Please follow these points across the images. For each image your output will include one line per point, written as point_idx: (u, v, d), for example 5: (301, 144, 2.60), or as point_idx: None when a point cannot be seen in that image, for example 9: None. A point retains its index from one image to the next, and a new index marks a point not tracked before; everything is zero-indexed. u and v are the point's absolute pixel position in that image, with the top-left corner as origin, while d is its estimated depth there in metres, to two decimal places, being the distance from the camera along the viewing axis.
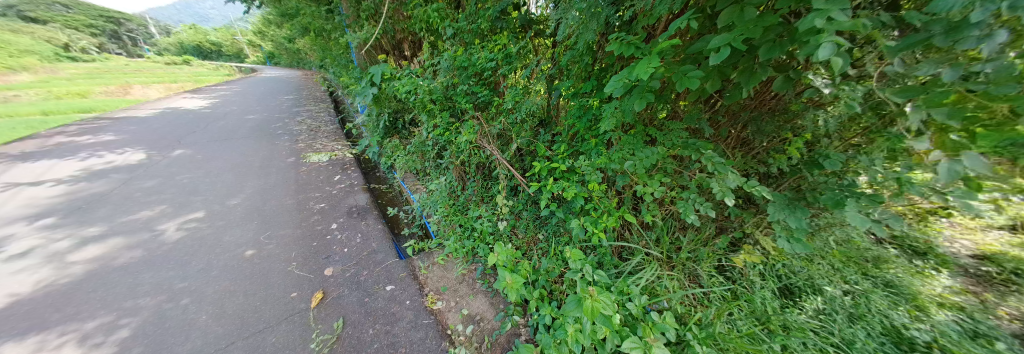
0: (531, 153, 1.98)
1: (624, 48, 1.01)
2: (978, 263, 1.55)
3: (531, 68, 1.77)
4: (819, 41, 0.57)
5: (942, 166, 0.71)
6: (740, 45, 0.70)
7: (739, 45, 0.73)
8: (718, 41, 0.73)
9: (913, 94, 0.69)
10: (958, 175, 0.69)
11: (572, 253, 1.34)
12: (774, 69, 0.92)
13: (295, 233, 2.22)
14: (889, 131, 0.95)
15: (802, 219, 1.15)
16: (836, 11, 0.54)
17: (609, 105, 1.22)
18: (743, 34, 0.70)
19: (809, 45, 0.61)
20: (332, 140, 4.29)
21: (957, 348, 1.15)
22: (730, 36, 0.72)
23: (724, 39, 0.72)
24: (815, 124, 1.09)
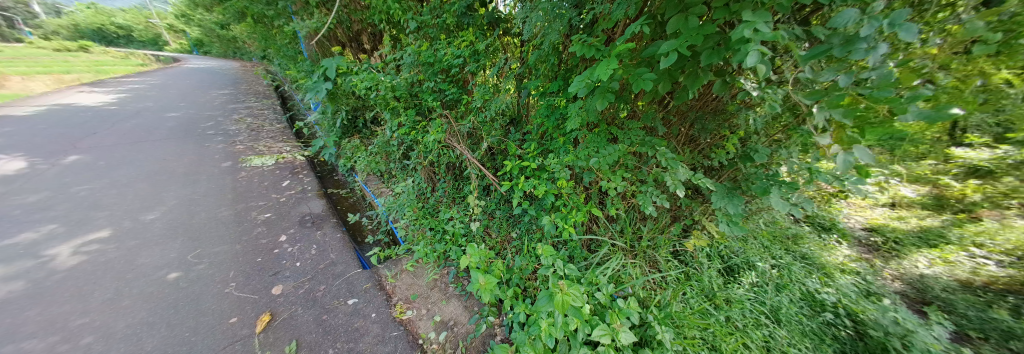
0: (502, 152, 1.97)
1: (585, 50, 1.05)
2: (868, 235, 2.18)
3: (497, 67, 1.75)
4: (747, 50, 0.64)
5: (840, 157, 0.85)
6: (686, 50, 0.76)
7: (684, 51, 0.79)
8: (667, 46, 0.78)
9: (819, 96, 0.81)
10: (852, 164, 0.83)
11: (543, 249, 1.36)
12: (714, 73, 1.02)
13: (234, 249, 1.94)
14: (801, 128, 1.10)
15: (739, 205, 1.31)
16: (761, 23, 0.62)
17: (574, 105, 1.26)
18: (686, 41, 0.76)
19: (739, 53, 0.68)
20: (279, 141, 3.85)
21: (855, 306, 1.42)
22: (676, 42, 0.78)
23: (672, 44, 0.78)
24: (747, 122, 1.24)
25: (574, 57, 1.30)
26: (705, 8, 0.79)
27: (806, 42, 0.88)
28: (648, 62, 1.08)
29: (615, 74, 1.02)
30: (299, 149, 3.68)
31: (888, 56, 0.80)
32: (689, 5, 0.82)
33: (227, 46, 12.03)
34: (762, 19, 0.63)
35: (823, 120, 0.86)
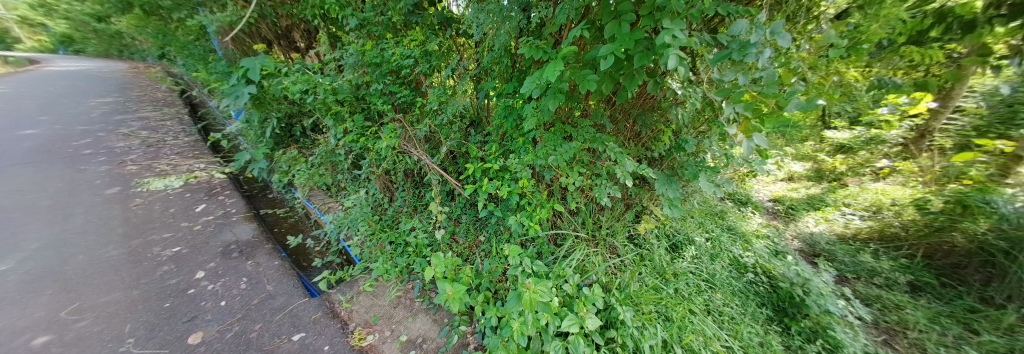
0: (464, 155, 1.92)
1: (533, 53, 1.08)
2: (774, 204, 2.91)
3: (448, 68, 1.70)
4: (668, 53, 0.74)
5: (745, 144, 1.03)
6: (621, 54, 0.84)
7: (620, 54, 0.87)
8: (605, 50, 0.85)
9: (726, 94, 0.97)
10: (754, 149, 1.00)
11: (509, 250, 1.36)
12: (648, 75, 1.14)
13: (132, 297, 1.48)
14: (717, 121, 1.30)
15: (676, 189, 1.50)
16: (676, 31, 0.71)
17: (530, 105, 1.29)
18: (622, 45, 0.84)
19: (663, 56, 0.77)
20: (189, 156, 3.18)
21: (768, 264, 1.79)
22: (613, 46, 0.85)
23: (610, 48, 0.85)
24: (677, 117, 1.41)
25: (525, 58, 1.33)
26: (634, 15, 0.87)
27: (715, 47, 1.04)
28: (592, 64, 1.15)
29: (563, 76, 1.07)
30: (218, 165, 3.10)
31: (773, 59, 0.99)
32: (621, 12, 0.90)
33: (106, 43, 9.61)
34: (679, 27, 0.73)
35: (733, 113, 1.02)
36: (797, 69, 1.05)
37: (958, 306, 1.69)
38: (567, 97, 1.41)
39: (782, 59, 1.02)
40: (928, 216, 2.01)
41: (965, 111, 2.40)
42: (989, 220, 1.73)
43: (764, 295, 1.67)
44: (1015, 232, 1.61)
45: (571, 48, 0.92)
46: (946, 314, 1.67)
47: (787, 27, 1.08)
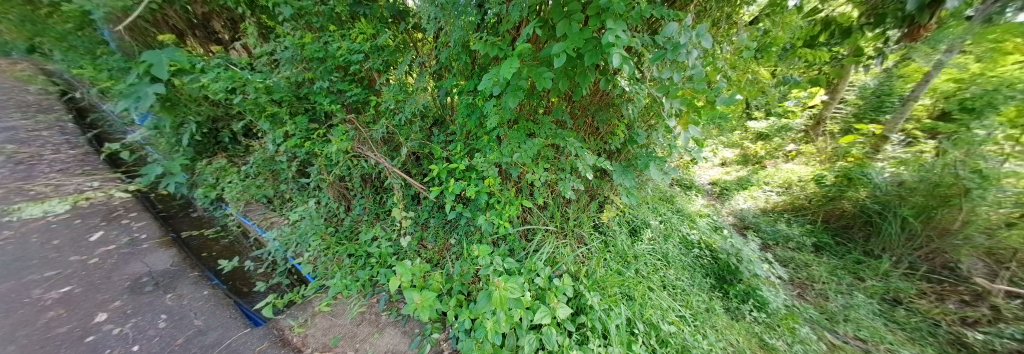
0: (427, 156, 1.83)
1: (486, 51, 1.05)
2: (711, 186, 3.30)
3: (402, 65, 1.60)
4: (613, 53, 0.77)
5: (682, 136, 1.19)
6: (572, 52, 0.85)
7: (572, 52, 0.88)
8: (557, 48, 0.86)
9: (666, 90, 1.06)
10: (688, 141, 1.17)
11: (478, 250, 1.33)
12: (599, 73, 1.19)
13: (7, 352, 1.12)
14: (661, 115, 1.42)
15: (631, 179, 1.61)
16: (618, 32, 0.75)
17: (490, 103, 1.27)
18: (573, 43, 0.86)
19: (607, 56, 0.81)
20: (75, 173, 2.55)
21: (709, 239, 2.04)
22: (564, 45, 0.86)
23: (561, 47, 0.86)
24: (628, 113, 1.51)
25: (482, 55, 1.30)
26: (583, 15, 0.89)
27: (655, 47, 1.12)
28: (545, 62, 1.16)
29: (519, 73, 1.07)
30: (118, 182, 2.49)
31: (701, 58, 1.11)
32: (570, 12, 0.92)
33: None
34: (620, 28, 0.77)
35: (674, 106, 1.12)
36: (720, 67, 1.20)
37: (850, 259, 2.14)
38: (526, 95, 1.42)
39: (709, 59, 1.16)
40: (824, 189, 2.48)
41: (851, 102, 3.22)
42: (867, 190, 2.24)
43: (707, 266, 1.91)
44: (884, 197, 2.15)
45: (525, 45, 0.91)
46: (841, 267, 2.09)
47: (711, 30, 1.22)
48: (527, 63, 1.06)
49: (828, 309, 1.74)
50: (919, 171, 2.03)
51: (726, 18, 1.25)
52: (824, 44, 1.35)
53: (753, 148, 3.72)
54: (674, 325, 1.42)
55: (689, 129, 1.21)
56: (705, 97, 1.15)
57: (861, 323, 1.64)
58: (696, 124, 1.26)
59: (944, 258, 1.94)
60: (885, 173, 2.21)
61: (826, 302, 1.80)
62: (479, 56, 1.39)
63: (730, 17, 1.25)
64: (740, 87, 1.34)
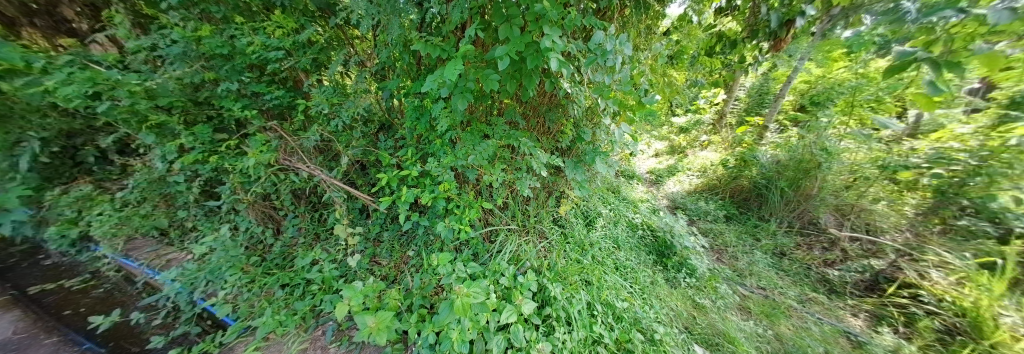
0: (374, 164, 1.67)
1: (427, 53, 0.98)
2: (648, 175, 3.71)
3: (332, 64, 1.43)
4: (550, 57, 0.80)
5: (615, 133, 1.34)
6: (515, 56, 0.85)
7: (515, 56, 0.88)
8: (500, 51, 0.84)
9: (602, 91, 1.14)
10: (622, 136, 1.31)
11: (438, 260, 1.25)
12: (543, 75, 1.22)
13: None
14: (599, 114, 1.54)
15: (581, 173, 1.68)
16: (553, 39, 0.79)
17: (438, 105, 1.20)
18: (515, 47, 0.85)
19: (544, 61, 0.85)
20: None
21: (650, 220, 2.29)
22: (507, 48, 0.85)
23: (504, 50, 0.85)
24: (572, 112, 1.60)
25: (425, 55, 1.22)
26: (522, 20, 0.89)
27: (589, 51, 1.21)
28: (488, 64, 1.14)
29: (466, 76, 1.02)
30: None
31: (627, 63, 1.25)
32: (510, 15, 0.91)
33: None
34: (556, 35, 0.81)
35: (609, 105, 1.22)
36: (643, 70, 1.35)
37: (750, 224, 2.62)
38: (473, 98, 1.38)
39: (634, 64, 1.29)
40: (729, 170, 2.98)
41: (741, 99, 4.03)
42: (756, 168, 2.76)
43: (649, 244, 2.14)
44: (768, 173, 2.67)
45: (470, 47, 0.87)
46: (745, 231, 2.55)
47: (638, 37, 1.37)
48: (473, 67, 1.02)
49: (738, 266, 2.12)
50: (789, 151, 2.61)
51: (648, 28, 1.42)
52: (719, 53, 1.67)
53: (679, 140, 4.31)
54: (627, 301, 1.55)
55: (622, 125, 1.33)
56: (633, 98, 1.29)
57: (760, 275, 2.04)
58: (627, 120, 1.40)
59: (810, 216, 2.50)
60: (768, 154, 2.78)
61: (736, 261, 2.18)
62: (419, 57, 1.30)
63: (650, 28, 1.41)
64: (663, 87, 1.55)
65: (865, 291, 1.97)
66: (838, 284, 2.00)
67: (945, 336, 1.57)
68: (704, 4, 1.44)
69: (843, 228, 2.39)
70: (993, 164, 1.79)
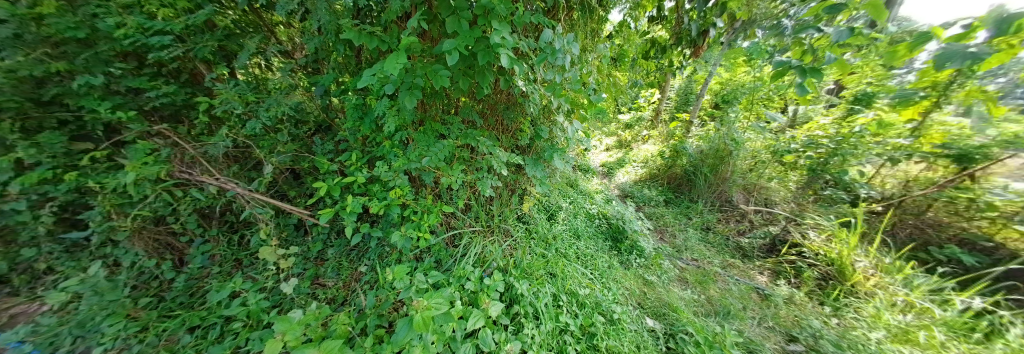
0: (310, 171, 1.46)
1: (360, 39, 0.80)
2: (601, 167, 3.97)
3: (241, 54, 1.18)
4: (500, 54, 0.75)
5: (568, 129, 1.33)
6: (465, 52, 0.78)
7: (464, 52, 0.81)
8: (448, 45, 0.75)
9: (554, 89, 1.16)
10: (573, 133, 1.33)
11: (394, 274, 1.12)
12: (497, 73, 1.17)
13: None
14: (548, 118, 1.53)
15: (541, 171, 1.65)
16: (504, 35, 0.76)
17: (382, 104, 1.04)
18: (464, 42, 0.78)
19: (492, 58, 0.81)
20: None
21: (605, 209, 2.44)
22: (456, 42, 0.77)
23: (453, 43, 0.77)
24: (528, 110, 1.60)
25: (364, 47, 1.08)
26: (471, 13, 0.83)
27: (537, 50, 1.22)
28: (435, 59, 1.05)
29: (412, 70, 0.89)
30: None
31: (575, 63, 1.29)
32: (458, 8, 0.84)
33: None
34: (506, 30, 0.78)
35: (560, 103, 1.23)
36: (592, 69, 1.41)
37: (681, 206, 2.97)
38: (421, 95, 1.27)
39: (582, 64, 1.34)
40: (665, 160, 3.31)
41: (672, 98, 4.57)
42: (686, 158, 3.10)
43: (605, 231, 2.28)
44: (694, 161, 3.04)
45: (414, 38, 0.76)
46: (679, 212, 2.87)
47: (586, 38, 1.43)
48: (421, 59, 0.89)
49: (677, 243, 2.39)
50: (708, 141, 3.01)
51: (594, 31, 1.49)
52: (654, 57, 1.85)
53: (624, 135, 4.69)
54: (588, 287, 1.62)
55: (574, 122, 1.36)
56: (583, 96, 1.33)
57: (694, 249, 2.32)
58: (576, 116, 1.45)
59: (726, 194, 2.93)
60: (693, 144, 3.15)
61: (675, 239, 2.45)
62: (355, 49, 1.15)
63: (596, 31, 1.49)
64: (609, 87, 1.65)
65: (766, 253, 2.37)
66: (749, 250, 2.38)
67: (825, 282, 1.98)
68: (640, 12, 1.58)
69: (748, 202, 2.86)
70: (845, 147, 2.32)
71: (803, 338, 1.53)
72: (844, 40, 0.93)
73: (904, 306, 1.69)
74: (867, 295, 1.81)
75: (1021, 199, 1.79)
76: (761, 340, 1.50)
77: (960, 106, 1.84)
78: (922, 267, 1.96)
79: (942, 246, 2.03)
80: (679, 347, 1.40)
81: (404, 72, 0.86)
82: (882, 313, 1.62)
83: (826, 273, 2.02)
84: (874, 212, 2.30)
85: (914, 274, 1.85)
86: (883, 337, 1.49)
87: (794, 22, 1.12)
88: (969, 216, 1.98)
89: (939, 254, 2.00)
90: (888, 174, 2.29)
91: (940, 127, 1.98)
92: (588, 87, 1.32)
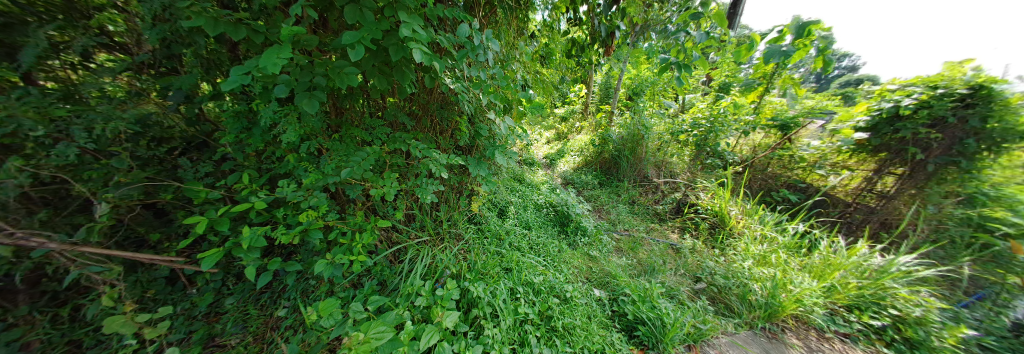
0: (180, 204, 1.08)
1: (223, 26, 0.61)
2: (542, 158, 4.17)
3: (27, 50, 0.80)
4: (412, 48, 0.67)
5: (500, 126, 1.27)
6: (371, 46, 0.67)
7: (370, 45, 0.69)
8: (347, 37, 0.63)
9: (480, 86, 1.11)
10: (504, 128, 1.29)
11: (319, 311, 0.94)
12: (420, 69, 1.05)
13: None
14: (480, 117, 1.46)
15: (485, 169, 1.56)
16: (415, 26, 0.67)
17: (270, 108, 0.82)
18: (369, 33, 0.66)
19: (404, 54, 0.71)
20: None
21: (551, 198, 2.57)
22: (358, 34, 0.65)
23: (354, 35, 0.65)
24: (460, 109, 1.53)
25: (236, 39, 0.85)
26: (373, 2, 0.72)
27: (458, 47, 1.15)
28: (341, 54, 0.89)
29: (303, 66, 0.71)
30: None
31: (499, 61, 1.28)
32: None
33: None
34: (417, 22, 0.69)
35: (489, 100, 1.19)
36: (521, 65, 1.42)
37: (606, 185, 3.34)
38: (331, 95, 1.07)
39: (510, 60, 1.33)
40: (596, 147, 3.64)
41: (595, 91, 5.05)
42: (611, 144, 3.47)
43: (553, 218, 2.40)
44: (618, 146, 3.42)
45: (301, 28, 0.62)
46: (608, 190, 3.20)
47: (510, 35, 1.43)
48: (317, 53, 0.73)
49: (612, 218, 2.67)
50: (625, 127, 3.41)
51: (519, 27, 1.50)
52: (575, 55, 1.99)
53: (561, 127, 5.02)
54: (543, 274, 1.67)
55: (506, 118, 1.32)
56: (513, 92, 1.33)
57: (625, 221, 2.63)
58: (503, 109, 1.42)
59: (637, 171, 3.37)
60: (615, 132, 3.50)
61: (610, 215, 2.74)
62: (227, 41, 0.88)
63: (520, 28, 1.50)
64: (542, 83, 1.72)
65: (673, 213, 2.85)
66: (664, 214, 2.82)
67: (714, 230, 2.51)
68: (557, 12, 1.67)
69: (659, 175, 3.27)
70: (715, 125, 2.91)
71: (704, 277, 1.92)
72: (702, 41, 1.29)
73: (764, 239, 2.22)
74: (741, 234, 2.32)
75: (817, 152, 2.57)
76: (678, 286, 1.81)
77: (780, 89, 2.56)
78: (769, 208, 2.63)
79: (779, 191, 2.74)
80: (621, 308, 1.58)
81: (295, 69, 0.70)
82: (749, 246, 2.13)
83: (713, 222, 2.54)
84: (739, 172, 2.93)
85: (764, 213, 2.45)
86: (750, 264, 1.96)
87: (674, 27, 1.45)
88: (791, 167, 2.72)
89: (778, 197, 2.71)
90: (743, 143, 2.99)
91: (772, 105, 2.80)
92: (515, 83, 1.32)
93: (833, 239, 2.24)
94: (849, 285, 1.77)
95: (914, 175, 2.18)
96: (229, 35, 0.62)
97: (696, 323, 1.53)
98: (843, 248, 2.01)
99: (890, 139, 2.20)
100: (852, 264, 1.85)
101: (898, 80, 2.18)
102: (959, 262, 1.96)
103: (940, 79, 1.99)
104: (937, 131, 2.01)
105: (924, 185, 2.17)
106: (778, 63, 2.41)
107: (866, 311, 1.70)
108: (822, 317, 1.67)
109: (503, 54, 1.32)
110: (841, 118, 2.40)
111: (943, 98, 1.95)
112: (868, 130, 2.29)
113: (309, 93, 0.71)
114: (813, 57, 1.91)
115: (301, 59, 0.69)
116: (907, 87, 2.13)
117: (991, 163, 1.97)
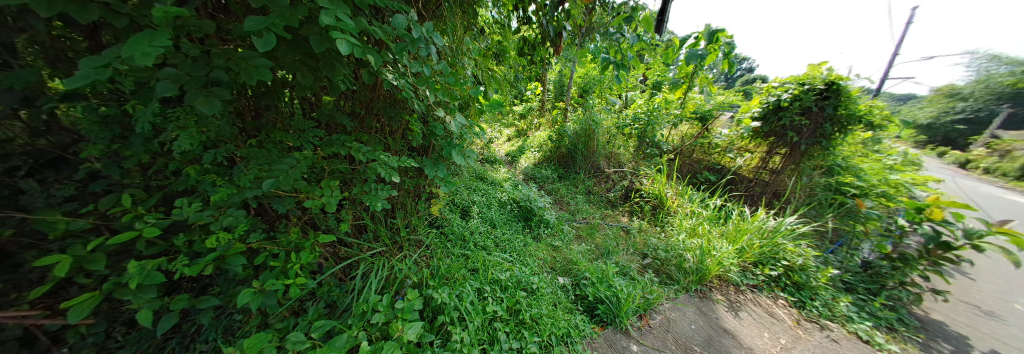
0: (38, 238, 0.73)
1: (64, 5, 0.47)
2: (502, 156, 4.19)
3: None
4: (336, 38, 0.60)
5: (452, 125, 1.21)
6: (285, 35, 0.58)
7: (284, 34, 0.60)
8: (251, 23, 0.54)
9: (425, 83, 1.05)
10: (457, 126, 1.23)
11: (245, 350, 0.80)
12: (356, 64, 0.95)
13: None
14: (431, 115, 1.39)
15: (442, 170, 1.49)
16: (339, 13, 0.60)
17: (150, 110, 0.66)
18: (281, 19, 0.57)
19: (328, 45, 0.63)
20: None
21: (514, 194, 2.58)
22: (266, 20, 0.56)
23: (260, 22, 0.55)
24: (407, 108, 1.43)
25: (93, 24, 0.66)
26: None
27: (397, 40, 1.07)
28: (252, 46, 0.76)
29: (195, 57, 0.59)
30: None
31: (445, 56, 1.22)
32: None
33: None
34: (342, 9, 0.62)
35: (438, 98, 1.12)
36: (471, 62, 1.38)
37: (560, 178, 3.49)
38: (244, 95, 0.91)
39: (459, 55, 1.29)
40: (553, 142, 3.77)
41: (549, 88, 5.23)
42: (566, 139, 3.62)
43: (517, 214, 2.42)
44: (571, 140, 3.59)
45: (184, 10, 0.51)
46: (565, 182, 3.35)
47: (459, 30, 1.37)
48: (215, 42, 0.61)
49: (571, 208, 2.80)
50: (576, 123, 3.60)
51: (468, 22, 1.46)
52: (527, 53, 2.02)
53: (520, 125, 5.09)
54: (509, 270, 1.67)
55: (457, 116, 1.26)
56: (464, 89, 1.28)
57: (583, 210, 2.77)
58: (455, 107, 1.36)
59: (586, 163, 3.57)
60: (568, 127, 3.68)
61: (569, 205, 2.87)
62: (83, 26, 0.68)
63: (469, 24, 1.46)
64: (497, 81, 1.70)
65: (621, 199, 3.11)
66: (614, 201, 3.06)
67: (655, 211, 2.80)
68: (505, 9, 1.67)
69: (609, 166, 3.45)
70: (649, 118, 3.24)
71: (650, 253, 2.12)
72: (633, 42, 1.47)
73: (696, 214, 2.55)
74: (677, 212, 2.62)
75: (727, 138, 3.05)
76: (629, 263, 1.98)
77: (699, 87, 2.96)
78: (695, 188, 3.03)
79: (702, 173, 3.15)
80: (583, 292, 1.66)
81: (184, 62, 0.58)
82: (682, 222, 2.42)
83: (655, 204, 2.83)
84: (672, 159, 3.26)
85: (692, 192, 2.80)
86: (684, 237, 2.24)
87: (610, 29, 1.57)
88: (709, 153, 3.17)
89: (701, 178, 3.13)
90: (673, 133, 3.34)
91: (694, 100, 3.24)
92: (466, 79, 1.27)
93: (741, 209, 2.68)
94: (754, 245, 2.14)
95: (793, 154, 2.70)
96: (76, 16, 0.48)
97: (645, 295, 1.69)
98: (749, 216, 2.40)
99: (776, 127, 2.71)
100: (756, 227, 2.20)
101: (780, 79, 2.69)
102: (826, 218, 2.51)
103: (805, 78, 2.49)
104: (806, 118, 2.52)
105: (799, 161, 2.70)
106: (696, 65, 2.77)
107: (767, 265, 2.09)
108: (737, 274, 2.00)
109: (451, 49, 1.26)
110: (742, 110, 2.89)
111: (808, 92, 2.45)
112: (760, 119, 2.77)
113: (207, 90, 0.59)
114: (720, 60, 2.24)
115: (191, 50, 0.57)
116: (785, 84, 2.64)
117: (841, 141, 2.54)
